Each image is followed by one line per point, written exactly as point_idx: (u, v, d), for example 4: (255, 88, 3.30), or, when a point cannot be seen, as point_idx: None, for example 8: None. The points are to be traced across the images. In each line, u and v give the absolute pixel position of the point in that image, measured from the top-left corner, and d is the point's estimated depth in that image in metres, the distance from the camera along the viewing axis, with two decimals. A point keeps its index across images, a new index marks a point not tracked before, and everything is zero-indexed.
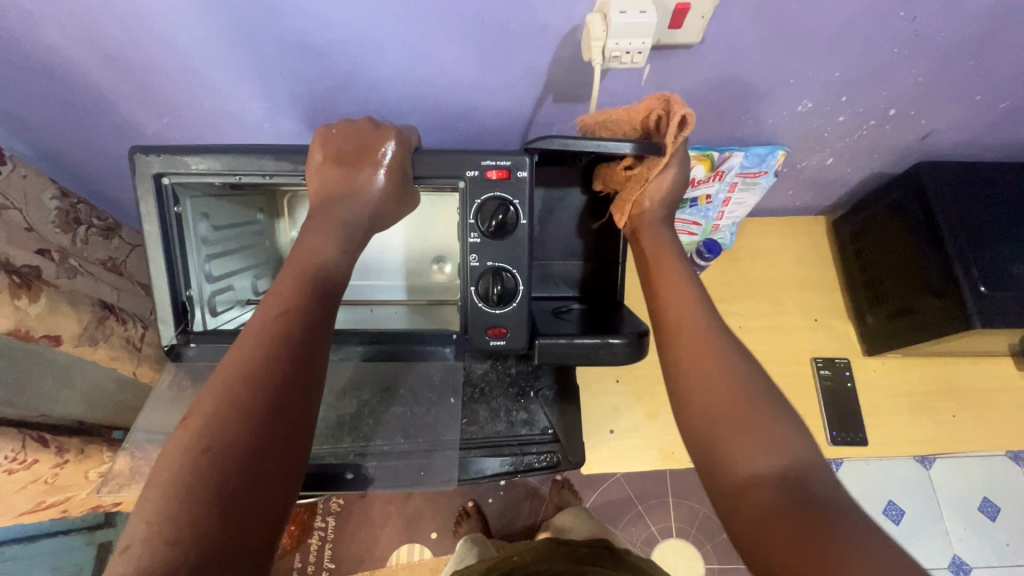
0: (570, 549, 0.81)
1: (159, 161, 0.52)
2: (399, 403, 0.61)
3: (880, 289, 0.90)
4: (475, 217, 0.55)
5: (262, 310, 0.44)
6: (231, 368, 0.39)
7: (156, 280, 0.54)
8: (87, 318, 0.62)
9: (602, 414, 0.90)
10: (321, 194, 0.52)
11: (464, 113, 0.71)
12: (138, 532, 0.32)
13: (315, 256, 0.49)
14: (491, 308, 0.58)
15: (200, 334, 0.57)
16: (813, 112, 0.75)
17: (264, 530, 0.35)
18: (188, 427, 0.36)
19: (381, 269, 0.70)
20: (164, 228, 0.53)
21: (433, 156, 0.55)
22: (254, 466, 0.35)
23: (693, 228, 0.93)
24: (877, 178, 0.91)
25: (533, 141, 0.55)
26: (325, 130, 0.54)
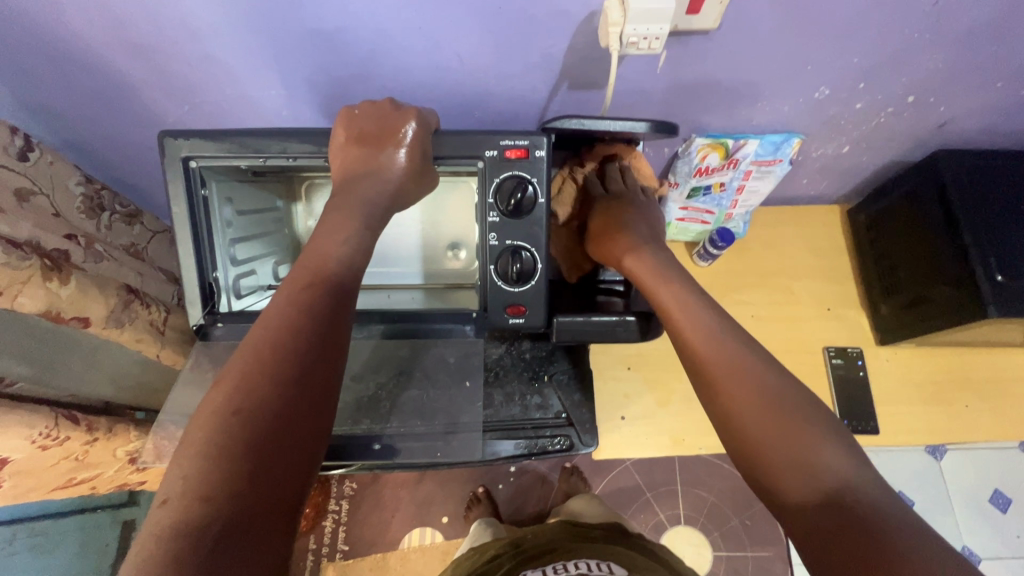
0: (577, 527, 0.84)
1: (187, 145, 0.53)
2: (416, 385, 0.63)
3: (894, 278, 0.90)
4: (494, 197, 0.56)
5: (289, 283, 0.45)
6: (259, 337, 0.41)
7: (185, 262, 0.56)
8: (113, 301, 0.64)
9: (612, 401, 0.91)
10: (344, 174, 0.53)
11: (479, 100, 0.71)
12: (171, 489, 0.34)
13: (339, 233, 0.49)
14: (510, 286, 0.59)
15: (226, 315, 0.58)
16: (829, 99, 0.75)
17: (294, 489, 0.36)
18: (218, 392, 0.38)
19: (398, 257, 0.71)
20: (192, 211, 0.55)
21: (451, 136, 0.55)
22: (283, 429, 0.37)
23: (706, 217, 0.93)
24: (893, 166, 0.91)
25: (550, 121, 0.59)
26: (349, 111, 0.55)
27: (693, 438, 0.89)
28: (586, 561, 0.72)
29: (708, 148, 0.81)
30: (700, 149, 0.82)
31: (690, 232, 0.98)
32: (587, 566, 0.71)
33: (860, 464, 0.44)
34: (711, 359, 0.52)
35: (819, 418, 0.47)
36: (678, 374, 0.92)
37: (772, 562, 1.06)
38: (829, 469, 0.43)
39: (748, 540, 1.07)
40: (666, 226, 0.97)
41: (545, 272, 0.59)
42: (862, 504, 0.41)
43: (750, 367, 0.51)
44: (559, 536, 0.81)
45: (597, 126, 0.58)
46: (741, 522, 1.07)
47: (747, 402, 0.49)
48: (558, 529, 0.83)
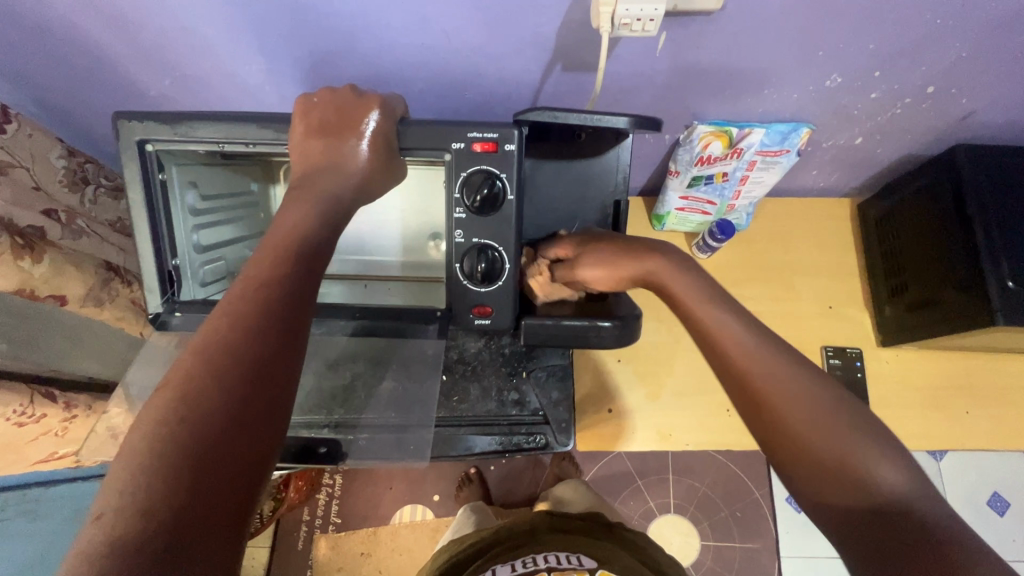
0: (549, 513, 0.84)
1: (140, 127, 0.52)
2: (391, 376, 0.63)
3: (900, 278, 0.87)
4: (461, 191, 0.54)
5: (244, 282, 0.43)
6: (209, 340, 0.39)
7: (141, 249, 0.54)
8: (92, 280, 0.66)
9: (601, 393, 0.89)
10: (305, 166, 0.51)
11: (470, 81, 0.68)
12: (107, 503, 0.32)
13: (297, 228, 0.47)
14: (476, 285, 0.57)
15: (185, 304, 0.56)
16: (842, 87, 0.70)
17: (243, 499, 0.35)
18: (161, 397, 0.36)
19: (379, 243, 0.69)
20: (149, 195, 0.53)
21: (420, 126, 0.54)
22: (231, 438, 0.35)
23: (708, 207, 0.90)
24: (909, 159, 0.86)
25: (524, 112, 0.55)
26: (304, 102, 0.53)
27: (681, 433, 0.88)
28: (555, 554, 0.73)
29: (711, 136, 0.77)
30: (702, 136, 0.77)
31: (691, 223, 0.94)
32: (556, 558, 0.72)
33: (915, 474, 0.39)
34: (738, 353, 0.46)
35: (861, 419, 0.42)
36: (669, 367, 0.90)
37: (760, 554, 1.06)
38: (883, 482, 0.38)
39: (737, 531, 1.07)
40: (666, 216, 0.93)
41: (512, 271, 0.56)
42: (930, 523, 0.36)
43: (778, 361, 0.45)
44: (534, 527, 0.80)
45: (572, 119, 0.54)
46: (730, 514, 1.07)
47: (794, 402, 0.43)
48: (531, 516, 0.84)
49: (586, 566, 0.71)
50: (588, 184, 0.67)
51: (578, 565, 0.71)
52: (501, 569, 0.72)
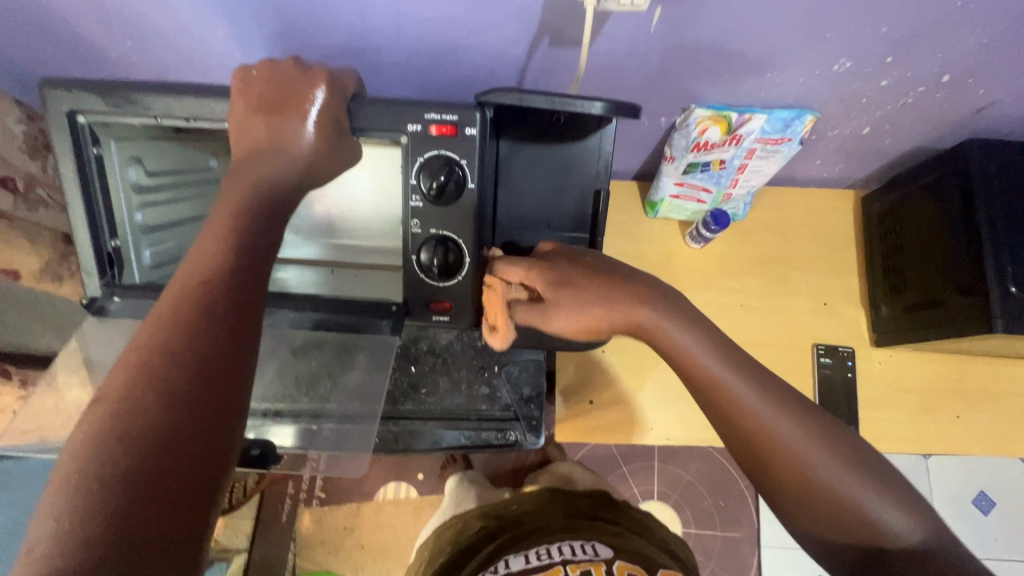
0: (565, 501, 0.79)
1: (68, 96, 0.50)
2: (356, 365, 0.60)
3: (900, 277, 0.83)
4: (418, 177, 0.52)
5: (182, 279, 0.40)
6: (148, 346, 0.36)
7: (77, 228, 0.53)
8: (48, 254, 0.65)
9: (583, 384, 0.87)
10: (244, 145, 0.48)
11: (452, 55, 0.63)
12: (43, 534, 0.30)
13: (241, 218, 0.43)
14: (433, 279, 0.56)
15: (124, 289, 0.55)
16: (850, 73, 0.66)
17: (197, 514, 0.33)
18: (97, 413, 0.34)
19: (351, 227, 0.64)
20: (82, 170, 0.52)
21: (373, 106, 0.51)
22: (176, 453, 0.33)
23: (703, 194, 0.85)
24: (918, 151, 0.82)
25: (487, 92, 0.51)
26: (244, 74, 0.50)
27: (664, 427, 0.86)
28: (569, 544, 0.65)
29: (709, 121, 0.73)
30: (699, 121, 0.73)
31: (686, 210, 0.90)
32: (570, 548, 0.64)
33: (896, 495, 0.45)
34: (719, 385, 0.49)
35: (843, 442, 0.47)
36: (653, 360, 0.88)
37: (740, 543, 1.10)
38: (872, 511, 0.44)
39: (718, 520, 1.10)
40: (659, 203, 0.89)
41: (467, 263, 0.55)
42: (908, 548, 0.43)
43: (763, 399, 0.48)
44: (548, 516, 0.75)
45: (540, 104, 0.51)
46: (713, 503, 1.10)
47: (787, 432, 0.47)
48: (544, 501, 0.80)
49: (601, 556, 0.63)
50: (570, 171, 0.63)
51: (594, 555, 0.63)
52: (513, 558, 0.65)
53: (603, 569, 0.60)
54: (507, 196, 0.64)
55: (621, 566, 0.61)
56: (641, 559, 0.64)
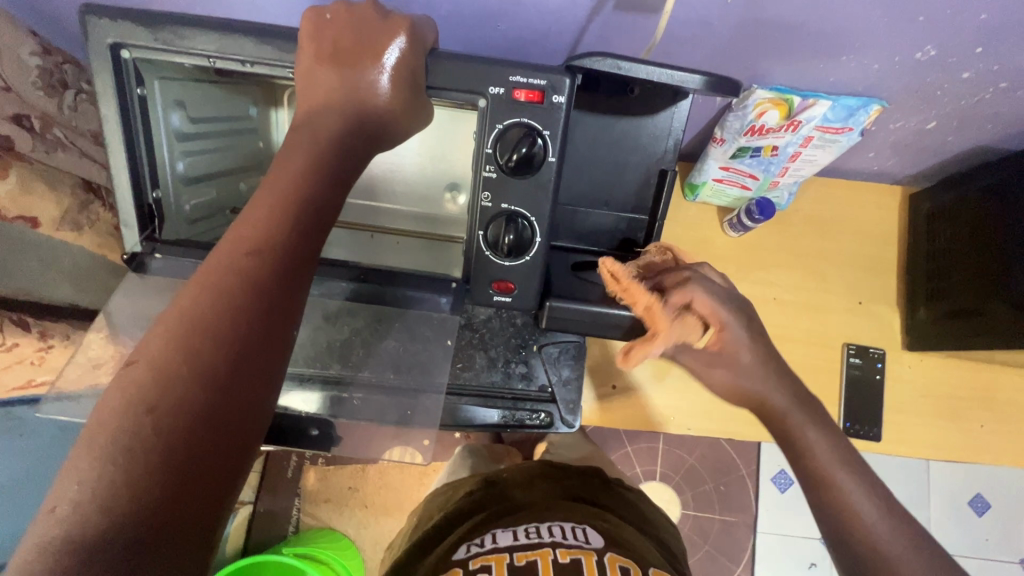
0: (561, 478, 0.75)
1: (113, 27, 0.45)
2: (393, 335, 0.58)
3: (943, 281, 0.81)
4: (494, 146, 0.48)
5: (231, 242, 0.37)
6: (188, 312, 0.34)
7: (118, 177, 0.49)
8: (67, 201, 0.62)
9: (605, 368, 0.86)
10: (311, 98, 0.45)
11: (506, 13, 0.58)
12: (68, 495, 0.28)
13: (293, 181, 0.40)
14: (500, 258, 0.52)
15: (166, 245, 0.53)
16: (932, 62, 0.61)
17: (222, 493, 0.32)
18: (130, 376, 0.32)
19: (391, 190, 0.63)
20: (126, 113, 0.48)
21: (452, 61, 0.46)
22: (209, 430, 0.32)
23: (749, 181, 0.81)
24: (980, 152, 0.78)
25: (575, 59, 0.47)
26: (316, 17, 0.45)
27: (684, 416, 0.85)
28: (560, 526, 0.61)
29: (769, 103, 0.68)
30: (758, 103, 0.69)
31: (727, 196, 0.86)
32: (562, 532, 0.60)
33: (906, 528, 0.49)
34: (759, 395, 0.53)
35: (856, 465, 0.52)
36: None
37: (737, 527, 1.14)
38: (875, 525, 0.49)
39: (717, 505, 1.14)
40: (700, 186, 0.85)
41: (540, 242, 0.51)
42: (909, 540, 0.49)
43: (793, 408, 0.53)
44: (538, 491, 0.71)
45: (634, 73, 0.48)
46: (714, 487, 1.13)
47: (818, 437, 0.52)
48: (536, 474, 0.75)
49: (593, 545, 0.58)
50: (636, 147, 0.59)
51: (585, 543, 0.58)
52: (502, 533, 0.61)
53: (593, 561, 0.55)
54: (569, 169, 0.61)
55: (612, 558, 0.56)
56: (639, 554, 0.59)
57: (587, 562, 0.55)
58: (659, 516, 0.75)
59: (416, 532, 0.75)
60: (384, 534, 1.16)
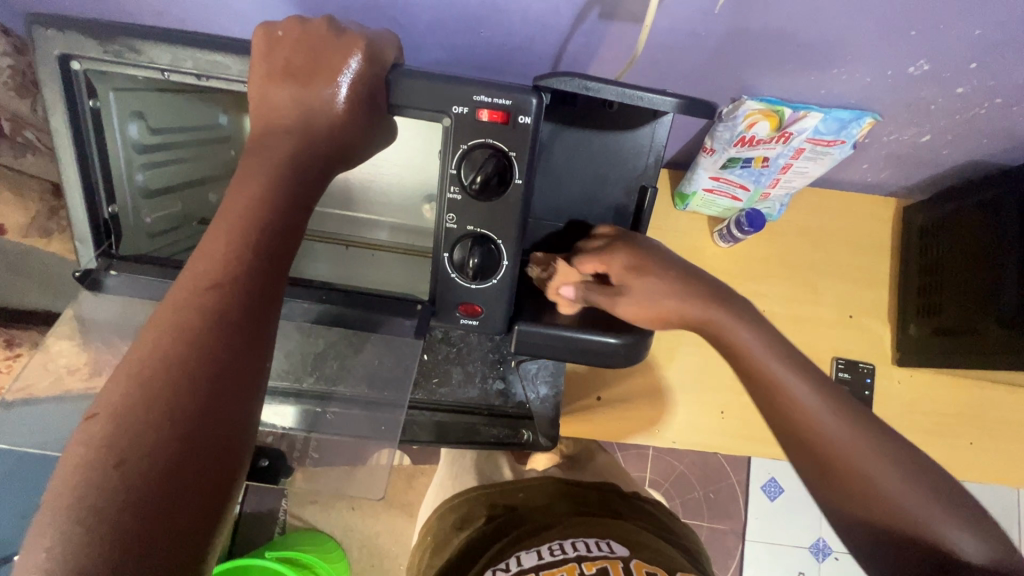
0: (580, 496, 0.73)
1: (61, 39, 0.43)
2: (367, 350, 0.55)
3: (936, 297, 0.79)
4: (458, 166, 0.46)
5: (191, 278, 0.35)
6: (151, 356, 0.32)
7: (70, 193, 0.47)
8: (35, 207, 0.62)
9: (590, 379, 0.84)
10: (265, 116, 0.43)
11: (486, 19, 0.56)
12: (39, 563, 0.27)
13: (252, 206, 0.38)
14: (466, 281, 0.50)
15: (123, 262, 0.50)
16: (927, 76, 0.60)
17: (202, 541, 0.30)
18: (94, 430, 0.30)
19: (368, 201, 0.62)
20: (76, 125, 0.46)
21: (415, 79, 0.44)
22: (183, 476, 0.30)
23: (739, 193, 0.79)
24: (975, 165, 0.76)
25: (545, 77, 0.46)
26: (268, 32, 0.44)
27: (670, 429, 0.83)
28: (584, 542, 0.60)
29: (759, 114, 0.66)
30: (748, 113, 0.66)
31: (717, 206, 0.84)
32: (586, 546, 0.59)
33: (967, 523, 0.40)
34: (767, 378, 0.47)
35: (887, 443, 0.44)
36: (664, 359, 0.85)
37: (726, 536, 1.13)
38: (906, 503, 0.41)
39: (706, 512, 1.13)
40: (690, 196, 0.83)
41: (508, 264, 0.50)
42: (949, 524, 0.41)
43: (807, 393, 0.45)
44: (558, 508, 0.70)
45: (604, 92, 0.46)
46: (703, 495, 1.12)
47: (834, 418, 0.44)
48: (555, 495, 0.74)
49: (618, 554, 0.57)
50: (614, 163, 0.58)
51: (610, 552, 0.57)
52: (526, 555, 0.60)
53: (619, 567, 0.54)
54: (547, 185, 0.60)
55: (639, 565, 0.55)
56: (661, 559, 0.58)
57: (613, 570, 0.53)
58: (677, 524, 0.74)
59: (439, 557, 0.73)
60: (370, 536, 1.15)
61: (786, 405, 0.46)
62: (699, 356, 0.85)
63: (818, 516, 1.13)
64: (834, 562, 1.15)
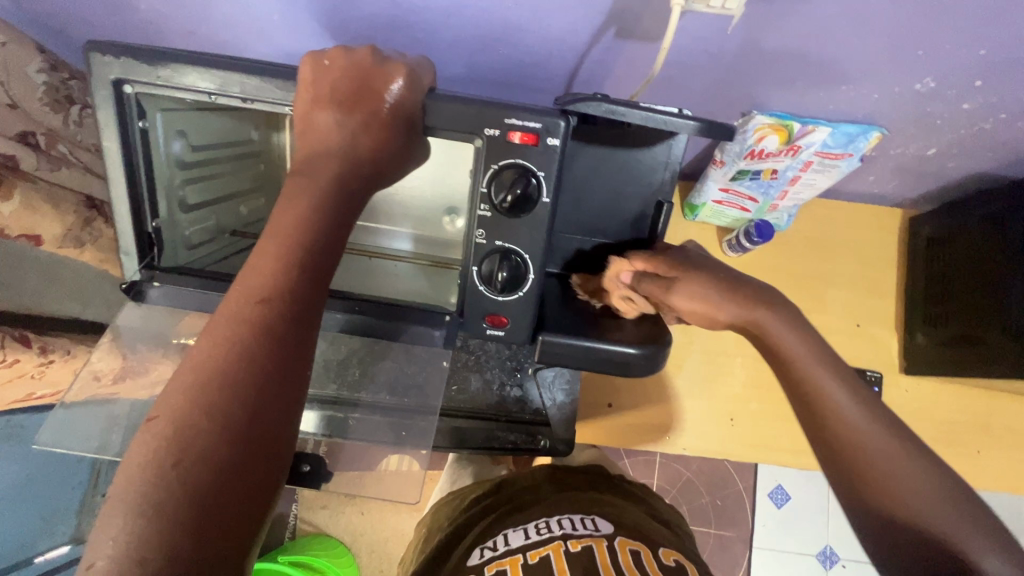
0: (568, 476, 0.74)
1: (116, 64, 0.45)
2: (390, 358, 0.57)
3: (942, 307, 0.80)
4: (489, 185, 0.48)
5: (241, 290, 0.37)
6: (205, 364, 0.34)
7: (118, 208, 0.50)
8: (70, 219, 0.63)
9: (602, 387, 0.86)
10: (309, 139, 0.46)
11: (506, 38, 0.58)
12: (105, 551, 0.29)
13: (297, 223, 0.40)
14: (493, 293, 0.52)
15: (165, 274, 0.53)
16: (932, 93, 0.61)
17: (248, 541, 0.32)
18: (153, 432, 0.32)
19: (389, 214, 0.64)
20: (127, 146, 0.48)
21: (449, 102, 0.46)
22: (234, 478, 0.32)
23: (748, 204, 0.81)
24: (981, 178, 0.78)
25: (568, 100, 0.47)
26: (314, 59, 0.46)
27: (679, 436, 0.85)
28: (569, 519, 0.62)
29: (769, 129, 0.68)
30: (758, 128, 0.68)
31: (726, 217, 0.86)
32: (571, 523, 0.61)
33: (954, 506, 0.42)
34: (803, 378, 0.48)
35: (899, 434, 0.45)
36: (673, 367, 0.86)
37: (733, 542, 1.14)
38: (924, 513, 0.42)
39: (714, 518, 1.14)
40: (700, 207, 0.85)
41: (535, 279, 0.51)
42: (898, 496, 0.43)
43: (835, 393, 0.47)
44: (544, 487, 0.71)
45: (629, 116, 0.47)
46: (712, 502, 1.13)
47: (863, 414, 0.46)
48: (544, 475, 0.75)
49: (602, 532, 0.59)
50: (632, 179, 0.60)
51: (595, 530, 0.60)
52: (512, 534, 0.62)
53: (604, 546, 0.57)
54: (567, 199, 0.61)
55: (622, 543, 0.58)
56: (648, 539, 0.60)
57: (599, 548, 0.56)
58: (669, 508, 0.75)
59: (427, 544, 0.74)
60: (379, 541, 1.16)
61: (825, 404, 0.47)
62: (708, 362, 0.86)
63: (825, 522, 1.14)
64: (842, 568, 1.16)
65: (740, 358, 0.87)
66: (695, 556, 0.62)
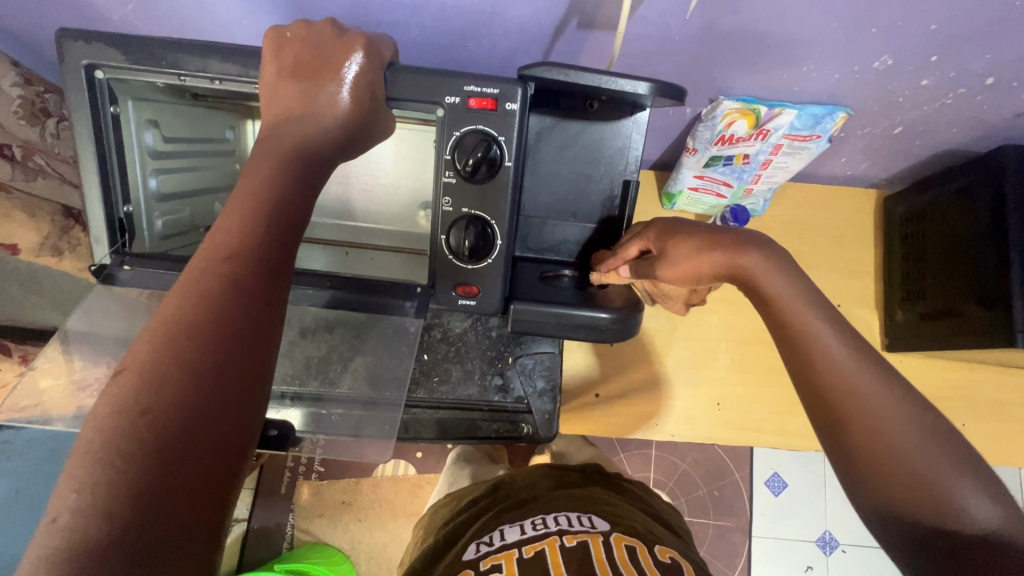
0: (563, 476, 0.75)
1: (86, 49, 0.47)
2: (369, 350, 0.58)
3: (919, 283, 0.82)
4: (453, 153, 0.50)
5: (209, 248, 0.38)
6: (172, 318, 0.34)
7: (89, 193, 0.51)
8: (46, 227, 0.67)
9: (589, 378, 0.86)
10: (272, 112, 0.46)
11: (472, 33, 0.59)
12: (67, 506, 0.29)
13: (265, 188, 0.41)
14: (462, 262, 0.53)
15: (134, 257, 0.53)
16: (892, 70, 0.63)
17: (219, 491, 0.33)
18: (120, 384, 0.32)
19: (368, 211, 0.65)
20: (98, 128, 0.50)
21: (409, 73, 0.48)
22: (202, 428, 0.32)
23: (722, 189, 0.82)
24: (950, 154, 0.79)
25: (529, 66, 0.49)
26: (278, 33, 0.47)
27: (667, 423, 0.85)
28: (567, 516, 0.62)
29: (737, 113, 0.69)
30: (726, 113, 0.69)
31: (703, 205, 0.87)
32: (567, 520, 0.61)
33: (937, 455, 0.42)
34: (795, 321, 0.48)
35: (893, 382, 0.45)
36: (658, 355, 0.87)
37: (732, 532, 1.14)
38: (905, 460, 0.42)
39: (711, 510, 1.14)
40: (677, 195, 0.86)
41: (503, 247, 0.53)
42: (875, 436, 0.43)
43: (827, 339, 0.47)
44: (541, 485, 0.72)
45: (586, 79, 0.50)
46: (708, 493, 1.13)
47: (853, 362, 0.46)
48: (540, 475, 0.75)
49: (599, 529, 0.59)
50: (599, 155, 0.61)
51: (591, 527, 0.60)
52: (508, 529, 0.62)
53: (599, 541, 0.57)
54: (536, 178, 0.62)
55: (618, 539, 0.58)
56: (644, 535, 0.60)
57: (594, 543, 0.56)
58: (659, 501, 0.75)
59: (423, 546, 0.74)
60: (378, 547, 1.16)
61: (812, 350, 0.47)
62: (693, 342, 0.87)
63: (823, 508, 1.14)
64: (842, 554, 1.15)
65: (724, 343, 0.88)
66: (684, 549, 0.62)
